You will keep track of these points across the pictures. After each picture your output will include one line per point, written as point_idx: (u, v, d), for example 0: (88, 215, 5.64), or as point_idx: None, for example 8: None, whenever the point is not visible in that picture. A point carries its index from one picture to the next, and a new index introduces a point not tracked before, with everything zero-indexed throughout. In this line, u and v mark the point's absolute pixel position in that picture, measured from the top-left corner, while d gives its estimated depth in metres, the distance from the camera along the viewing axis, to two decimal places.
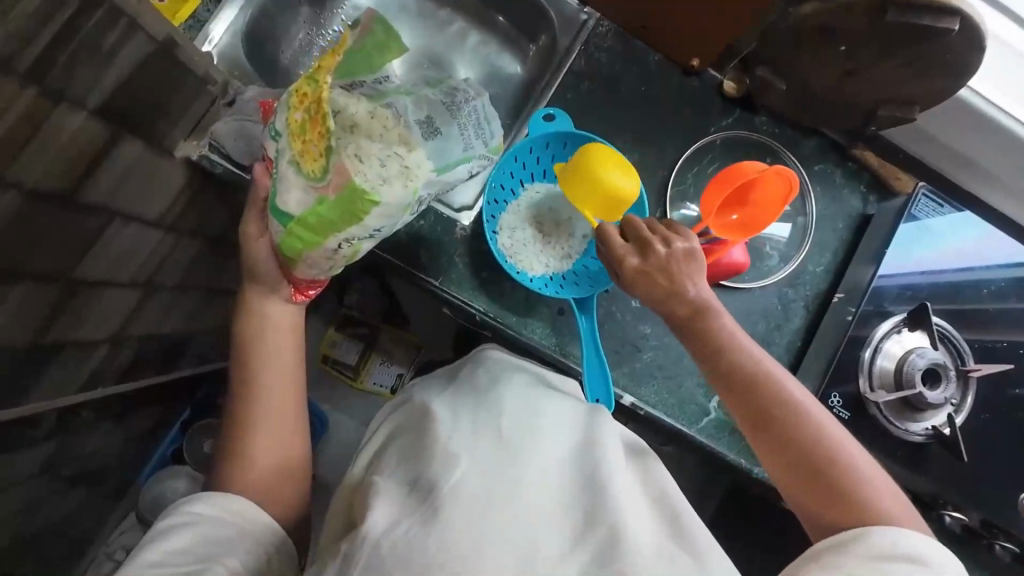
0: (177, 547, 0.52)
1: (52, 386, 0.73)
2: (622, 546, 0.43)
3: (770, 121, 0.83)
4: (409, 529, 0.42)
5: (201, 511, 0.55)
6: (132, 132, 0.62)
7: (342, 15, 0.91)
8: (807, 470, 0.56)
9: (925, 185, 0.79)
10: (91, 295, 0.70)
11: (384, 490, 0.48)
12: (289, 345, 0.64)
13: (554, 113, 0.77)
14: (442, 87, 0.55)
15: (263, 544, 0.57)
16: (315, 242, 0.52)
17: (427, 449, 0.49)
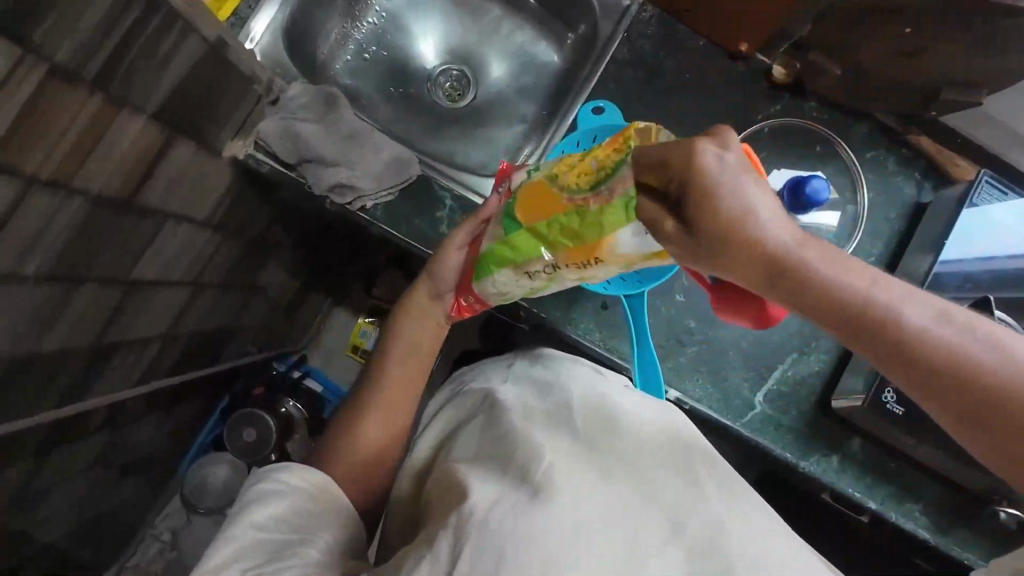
0: (274, 515, 0.49)
1: (110, 381, 0.76)
2: (728, 520, 0.43)
3: (820, 108, 0.81)
4: (516, 503, 0.41)
5: (293, 478, 0.53)
6: (186, 135, 0.62)
7: (376, 5, 0.91)
8: (979, 414, 0.36)
9: (989, 171, 0.75)
10: (146, 293, 0.72)
11: (472, 471, 0.46)
12: (429, 334, 0.65)
13: (603, 105, 0.76)
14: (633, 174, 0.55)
15: (354, 516, 0.55)
16: (524, 260, 0.54)
17: (514, 431, 0.49)
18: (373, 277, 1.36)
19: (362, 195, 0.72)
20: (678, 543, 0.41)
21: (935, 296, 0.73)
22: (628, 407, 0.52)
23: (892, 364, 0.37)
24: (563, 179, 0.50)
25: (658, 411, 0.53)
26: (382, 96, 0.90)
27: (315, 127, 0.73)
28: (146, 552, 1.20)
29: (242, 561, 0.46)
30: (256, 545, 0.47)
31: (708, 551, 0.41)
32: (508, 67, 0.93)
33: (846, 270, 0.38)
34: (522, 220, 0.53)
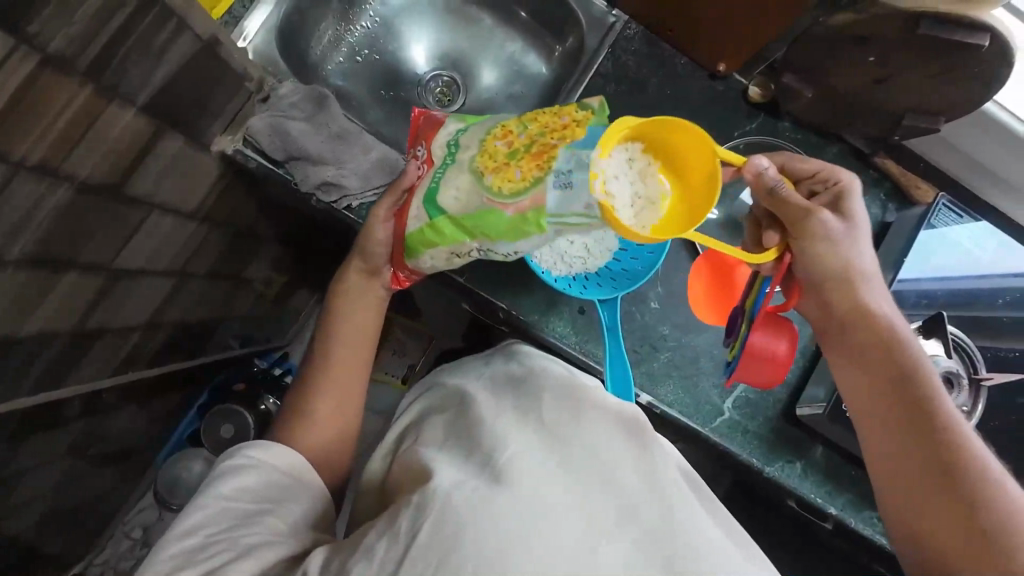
0: (243, 486, 0.50)
1: (89, 369, 0.76)
2: (682, 511, 0.45)
3: (793, 128, 0.85)
4: (476, 486, 0.43)
5: (265, 456, 0.54)
6: (175, 128, 0.63)
7: (370, 10, 0.93)
8: (958, 486, 0.52)
9: (946, 196, 0.79)
10: (128, 283, 0.73)
11: (439, 458, 0.48)
12: (370, 323, 0.66)
13: None
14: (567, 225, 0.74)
15: (322, 494, 0.56)
16: (453, 241, 0.56)
17: (482, 422, 0.51)
18: None
19: (348, 193, 0.73)
20: (631, 529, 0.43)
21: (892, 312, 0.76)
22: (597, 400, 0.54)
23: (918, 415, 0.55)
24: (485, 175, 0.53)
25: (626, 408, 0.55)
26: (372, 99, 0.92)
27: (305, 126, 0.74)
28: (116, 546, 1.19)
29: (208, 528, 0.47)
30: (224, 512, 0.48)
31: (658, 537, 0.43)
32: (498, 76, 0.96)
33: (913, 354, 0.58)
34: (445, 206, 0.55)
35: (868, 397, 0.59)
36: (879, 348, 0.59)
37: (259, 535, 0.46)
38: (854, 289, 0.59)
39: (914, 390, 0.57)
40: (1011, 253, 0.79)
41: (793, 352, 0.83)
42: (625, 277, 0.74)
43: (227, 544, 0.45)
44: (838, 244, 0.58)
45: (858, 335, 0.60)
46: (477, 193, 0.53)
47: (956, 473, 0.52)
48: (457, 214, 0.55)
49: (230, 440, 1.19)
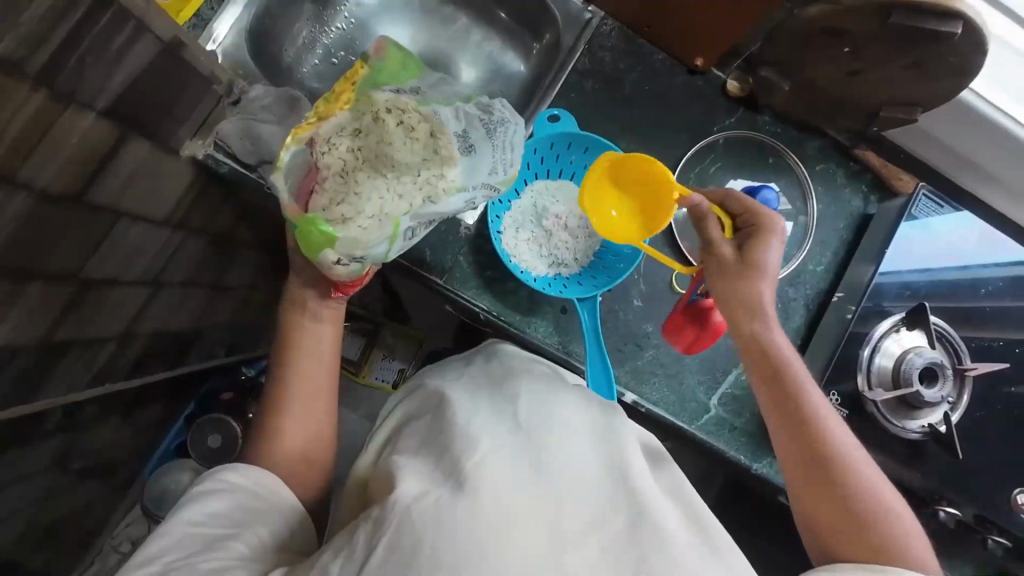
0: (211, 513, 0.52)
1: (60, 382, 0.75)
2: (651, 521, 0.45)
3: (773, 121, 0.84)
4: (438, 496, 0.43)
5: (238, 478, 0.56)
6: (140, 133, 0.62)
7: (345, 11, 0.92)
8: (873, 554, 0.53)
9: (926, 186, 0.79)
10: (100, 291, 0.71)
11: (410, 465, 0.48)
12: (330, 338, 0.66)
13: (559, 113, 0.73)
14: (539, 224, 0.74)
15: (294, 518, 0.57)
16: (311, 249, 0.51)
17: (452, 428, 0.50)
18: None
19: None
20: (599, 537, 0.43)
21: (875, 304, 0.76)
22: (568, 409, 0.54)
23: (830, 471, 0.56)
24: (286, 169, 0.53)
25: (600, 416, 0.55)
26: None
27: (277, 129, 0.72)
28: (103, 562, 1.16)
29: (171, 553, 0.48)
30: (189, 539, 0.49)
31: (627, 553, 0.42)
32: (477, 75, 0.95)
33: (821, 411, 0.59)
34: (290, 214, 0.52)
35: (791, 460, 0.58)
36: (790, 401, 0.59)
37: (219, 562, 0.47)
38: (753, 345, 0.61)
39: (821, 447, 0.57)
40: (990, 243, 0.80)
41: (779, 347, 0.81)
42: (605, 277, 0.73)
43: (188, 569, 0.46)
44: (738, 274, 0.62)
45: (766, 388, 0.61)
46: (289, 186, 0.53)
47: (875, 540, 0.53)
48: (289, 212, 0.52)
49: (218, 450, 1.17)
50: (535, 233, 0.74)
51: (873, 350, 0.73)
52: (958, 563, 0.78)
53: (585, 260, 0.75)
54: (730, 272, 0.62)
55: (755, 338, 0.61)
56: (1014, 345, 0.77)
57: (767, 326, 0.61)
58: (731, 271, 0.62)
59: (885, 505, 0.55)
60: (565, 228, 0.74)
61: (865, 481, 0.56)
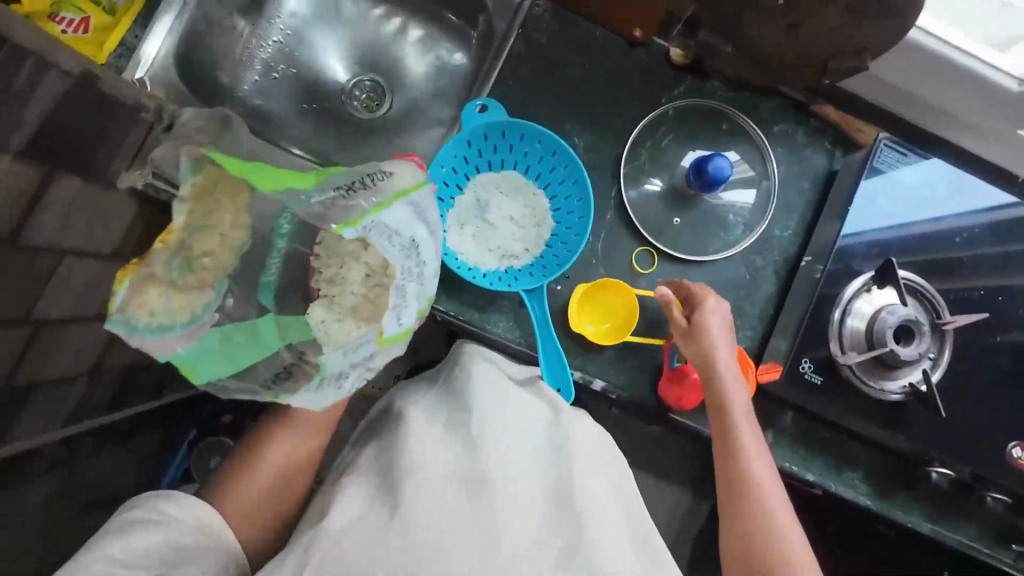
0: (138, 549, 0.53)
1: (33, 422, 0.76)
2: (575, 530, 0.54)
3: (725, 86, 0.81)
4: (376, 510, 0.52)
5: (170, 512, 0.57)
6: (69, 169, 0.61)
7: (279, 23, 0.90)
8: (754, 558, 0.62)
9: (887, 136, 0.76)
10: (58, 330, 0.72)
11: (363, 485, 0.56)
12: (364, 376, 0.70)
13: (485, 103, 0.70)
14: (480, 218, 0.72)
15: (228, 557, 0.59)
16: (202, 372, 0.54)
17: (404, 444, 0.57)
18: None
19: None
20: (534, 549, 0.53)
21: (841, 263, 0.73)
22: (520, 422, 0.61)
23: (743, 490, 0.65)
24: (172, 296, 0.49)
25: (549, 428, 0.62)
26: (296, 114, 0.91)
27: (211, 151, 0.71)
28: None
29: None
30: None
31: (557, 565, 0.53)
32: (421, 73, 0.93)
33: (753, 441, 0.67)
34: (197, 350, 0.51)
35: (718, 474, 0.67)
36: (726, 428, 0.67)
37: None
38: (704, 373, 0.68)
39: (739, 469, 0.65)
40: (965, 188, 0.76)
41: (753, 317, 0.78)
42: (555, 264, 0.71)
43: None
44: (702, 332, 0.68)
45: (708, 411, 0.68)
46: (187, 325, 0.49)
47: (760, 547, 0.62)
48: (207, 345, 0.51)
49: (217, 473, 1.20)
50: (479, 228, 0.71)
51: (843, 313, 0.70)
52: (955, 523, 0.75)
53: (535, 249, 0.72)
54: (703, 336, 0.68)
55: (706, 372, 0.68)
56: (997, 293, 0.74)
57: (722, 365, 0.68)
58: (690, 328, 0.69)
59: (781, 522, 0.63)
60: (508, 219, 0.72)
61: (774, 506, 0.64)
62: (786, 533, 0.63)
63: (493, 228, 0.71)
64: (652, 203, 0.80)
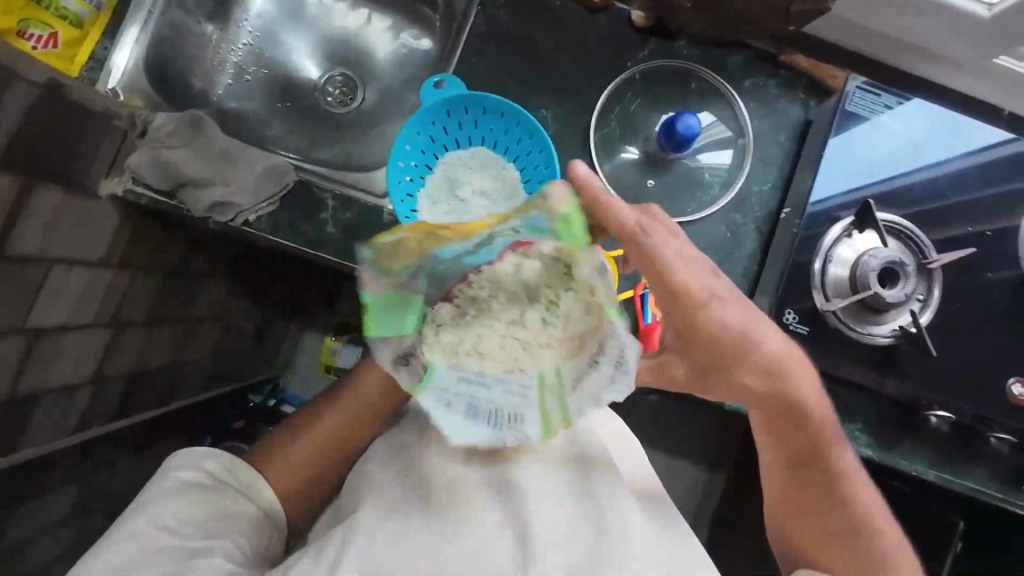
0: (190, 504, 0.58)
1: (42, 430, 0.79)
2: (611, 521, 0.58)
3: (691, 45, 0.80)
4: (408, 518, 0.56)
5: (217, 469, 0.62)
6: (46, 179, 0.63)
7: (247, 26, 0.92)
8: (830, 545, 0.62)
9: (858, 78, 0.74)
10: (56, 339, 0.74)
11: (390, 509, 0.57)
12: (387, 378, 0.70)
13: (442, 78, 0.69)
14: (450, 193, 0.71)
15: (270, 518, 0.64)
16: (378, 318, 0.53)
17: (426, 461, 0.61)
18: (333, 299, 1.48)
19: (243, 209, 0.72)
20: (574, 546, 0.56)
21: (820, 212, 0.72)
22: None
23: (797, 478, 0.64)
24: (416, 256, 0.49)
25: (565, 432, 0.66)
26: (271, 114, 0.92)
27: (184, 153, 0.73)
28: None
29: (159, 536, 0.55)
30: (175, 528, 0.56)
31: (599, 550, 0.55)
32: (390, 63, 0.94)
33: (816, 420, 0.62)
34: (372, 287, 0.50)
35: (776, 467, 0.65)
36: (783, 421, 0.62)
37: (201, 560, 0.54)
38: (739, 355, 0.57)
39: (800, 460, 0.63)
40: (944, 124, 0.75)
41: (737, 275, 0.77)
42: None
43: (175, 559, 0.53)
44: (649, 247, 0.53)
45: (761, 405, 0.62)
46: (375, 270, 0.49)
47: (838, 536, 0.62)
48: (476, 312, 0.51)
49: None
50: (452, 205, 0.70)
51: (823, 261, 0.69)
52: (962, 467, 0.74)
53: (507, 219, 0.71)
54: (654, 253, 0.53)
55: (738, 353, 0.57)
56: (985, 229, 0.72)
57: (704, 301, 0.55)
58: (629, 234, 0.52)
59: (849, 500, 0.62)
60: (480, 192, 0.71)
61: (857, 486, 0.63)
62: (867, 507, 0.62)
63: (463, 202, 0.70)
64: (628, 170, 0.79)
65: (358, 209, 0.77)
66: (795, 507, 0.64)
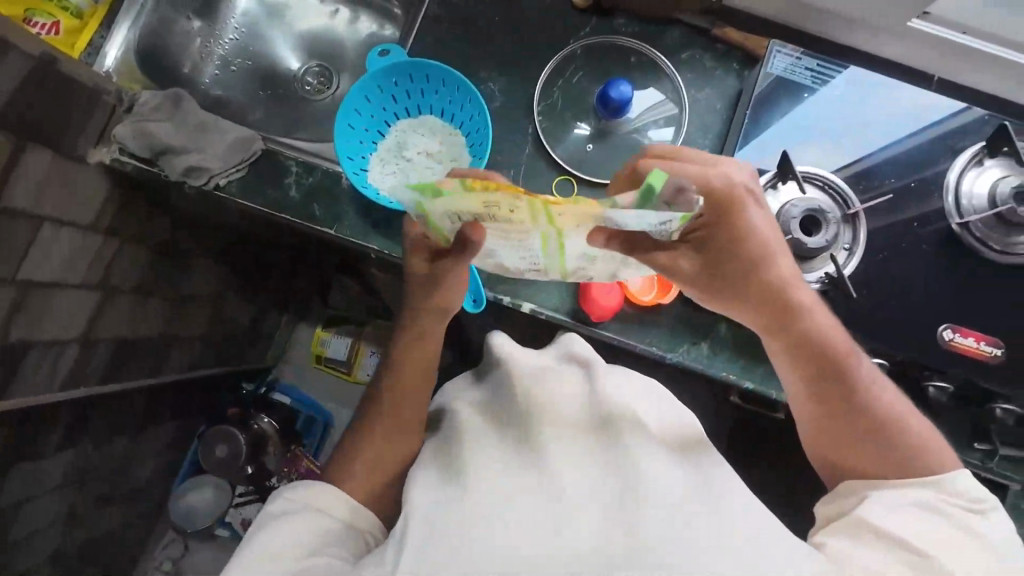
0: (283, 538, 0.58)
1: (30, 382, 0.85)
2: (630, 460, 0.58)
3: (628, 23, 0.86)
4: (445, 488, 0.58)
5: (298, 499, 0.63)
6: (38, 141, 0.72)
7: (233, 23, 1.02)
8: (870, 458, 0.61)
9: (778, 42, 0.80)
10: (46, 295, 0.82)
11: (438, 488, 0.59)
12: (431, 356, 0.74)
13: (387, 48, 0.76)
14: (397, 154, 0.80)
15: (357, 529, 0.64)
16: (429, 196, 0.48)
17: (464, 440, 0.63)
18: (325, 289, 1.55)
19: (213, 173, 0.80)
20: (603, 494, 0.55)
21: None
22: (559, 398, 0.66)
23: (825, 396, 0.63)
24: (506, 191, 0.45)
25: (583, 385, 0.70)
26: (252, 100, 1.01)
27: (167, 125, 0.81)
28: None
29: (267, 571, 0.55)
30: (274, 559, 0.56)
31: (628, 492, 0.55)
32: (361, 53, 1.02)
33: (826, 332, 0.63)
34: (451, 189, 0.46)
35: (804, 388, 0.65)
36: (800, 341, 0.63)
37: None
38: (757, 271, 0.61)
39: (824, 375, 0.63)
40: (864, 82, 0.79)
41: None
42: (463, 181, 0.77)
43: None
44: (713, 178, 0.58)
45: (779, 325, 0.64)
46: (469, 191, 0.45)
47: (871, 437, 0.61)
48: (533, 214, 0.46)
49: (225, 459, 1.33)
50: (400, 165, 0.79)
51: None
52: None
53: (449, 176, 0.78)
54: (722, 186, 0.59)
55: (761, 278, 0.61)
56: (907, 182, 0.76)
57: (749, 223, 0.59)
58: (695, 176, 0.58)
59: (878, 406, 0.62)
60: (424, 153, 0.79)
61: (879, 393, 0.62)
62: (898, 413, 0.62)
63: (408, 162, 0.79)
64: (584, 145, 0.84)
65: (321, 174, 0.83)
66: (835, 430, 0.63)
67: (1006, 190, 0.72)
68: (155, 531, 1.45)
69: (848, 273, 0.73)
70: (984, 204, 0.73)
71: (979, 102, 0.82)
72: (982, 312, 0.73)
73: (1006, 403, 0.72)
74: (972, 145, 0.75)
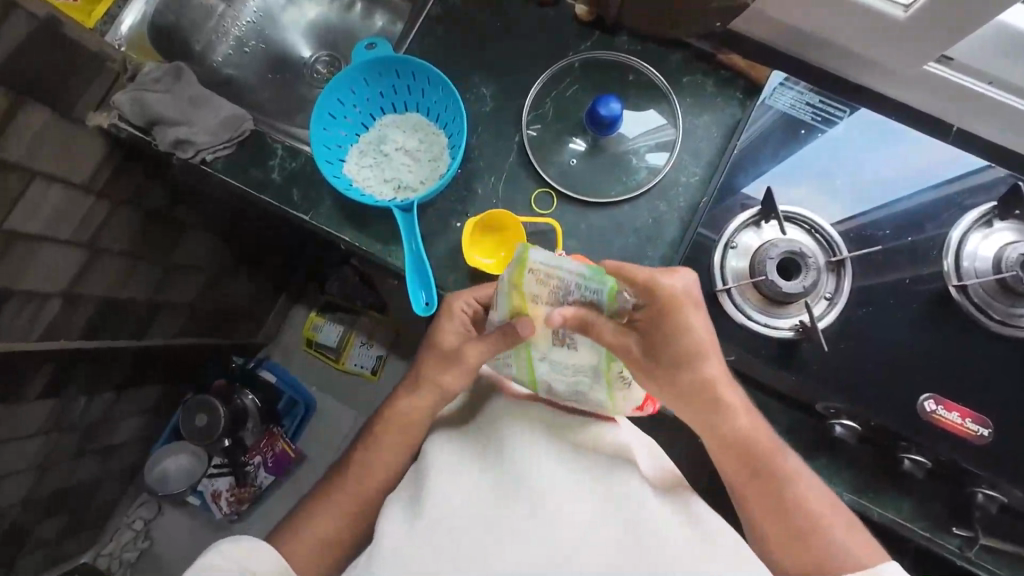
0: None
1: (10, 327, 0.88)
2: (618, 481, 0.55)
3: (631, 40, 0.84)
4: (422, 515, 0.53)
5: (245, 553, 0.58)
6: (34, 99, 0.76)
7: (252, 7, 1.05)
8: (811, 556, 0.56)
9: (780, 74, 0.76)
10: (35, 246, 0.85)
11: (408, 516, 0.54)
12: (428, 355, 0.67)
13: (374, 42, 0.80)
14: (375, 145, 0.84)
15: None
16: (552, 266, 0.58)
17: (439, 461, 0.59)
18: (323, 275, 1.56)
19: (200, 148, 0.81)
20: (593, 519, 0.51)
21: (732, 202, 0.73)
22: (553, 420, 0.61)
23: (769, 499, 0.59)
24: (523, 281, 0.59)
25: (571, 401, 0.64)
26: (260, 81, 1.03)
27: (163, 96, 0.84)
28: (119, 536, 1.46)
29: None
30: None
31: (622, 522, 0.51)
32: None
33: (740, 429, 0.60)
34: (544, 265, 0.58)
35: (752, 491, 0.60)
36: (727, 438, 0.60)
37: None
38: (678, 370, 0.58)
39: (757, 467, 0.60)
40: (870, 124, 0.74)
41: (653, 263, 0.78)
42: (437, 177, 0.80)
43: None
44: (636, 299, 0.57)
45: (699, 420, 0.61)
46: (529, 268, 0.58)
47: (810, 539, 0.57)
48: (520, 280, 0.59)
49: (203, 430, 1.35)
50: (378, 159, 0.84)
51: (722, 246, 0.70)
52: (865, 484, 0.70)
53: (423, 171, 0.82)
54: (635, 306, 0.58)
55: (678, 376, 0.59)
56: (905, 235, 0.70)
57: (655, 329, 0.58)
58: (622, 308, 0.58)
59: (813, 506, 0.59)
60: (403, 147, 0.84)
61: (810, 490, 0.60)
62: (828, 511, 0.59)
63: (385, 154, 0.84)
64: (574, 161, 0.82)
65: (304, 159, 0.83)
66: (786, 529, 0.58)
67: (1014, 255, 0.66)
68: (129, 490, 1.48)
69: (824, 324, 0.69)
70: (988, 268, 0.68)
71: (998, 159, 0.76)
72: (973, 385, 0.66)
73: (989, 488, 0.65)
74: (982, 204, 0.70)
